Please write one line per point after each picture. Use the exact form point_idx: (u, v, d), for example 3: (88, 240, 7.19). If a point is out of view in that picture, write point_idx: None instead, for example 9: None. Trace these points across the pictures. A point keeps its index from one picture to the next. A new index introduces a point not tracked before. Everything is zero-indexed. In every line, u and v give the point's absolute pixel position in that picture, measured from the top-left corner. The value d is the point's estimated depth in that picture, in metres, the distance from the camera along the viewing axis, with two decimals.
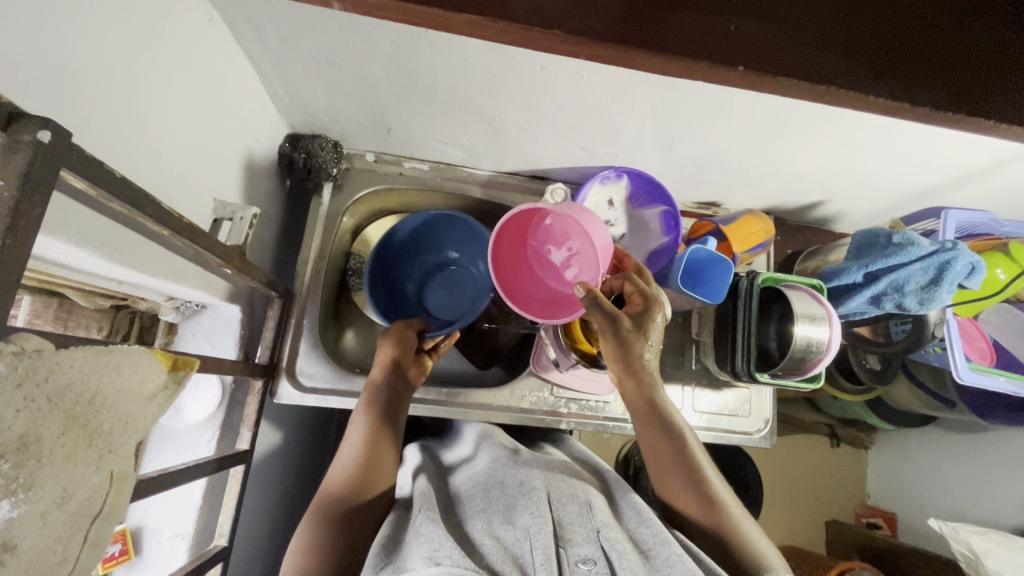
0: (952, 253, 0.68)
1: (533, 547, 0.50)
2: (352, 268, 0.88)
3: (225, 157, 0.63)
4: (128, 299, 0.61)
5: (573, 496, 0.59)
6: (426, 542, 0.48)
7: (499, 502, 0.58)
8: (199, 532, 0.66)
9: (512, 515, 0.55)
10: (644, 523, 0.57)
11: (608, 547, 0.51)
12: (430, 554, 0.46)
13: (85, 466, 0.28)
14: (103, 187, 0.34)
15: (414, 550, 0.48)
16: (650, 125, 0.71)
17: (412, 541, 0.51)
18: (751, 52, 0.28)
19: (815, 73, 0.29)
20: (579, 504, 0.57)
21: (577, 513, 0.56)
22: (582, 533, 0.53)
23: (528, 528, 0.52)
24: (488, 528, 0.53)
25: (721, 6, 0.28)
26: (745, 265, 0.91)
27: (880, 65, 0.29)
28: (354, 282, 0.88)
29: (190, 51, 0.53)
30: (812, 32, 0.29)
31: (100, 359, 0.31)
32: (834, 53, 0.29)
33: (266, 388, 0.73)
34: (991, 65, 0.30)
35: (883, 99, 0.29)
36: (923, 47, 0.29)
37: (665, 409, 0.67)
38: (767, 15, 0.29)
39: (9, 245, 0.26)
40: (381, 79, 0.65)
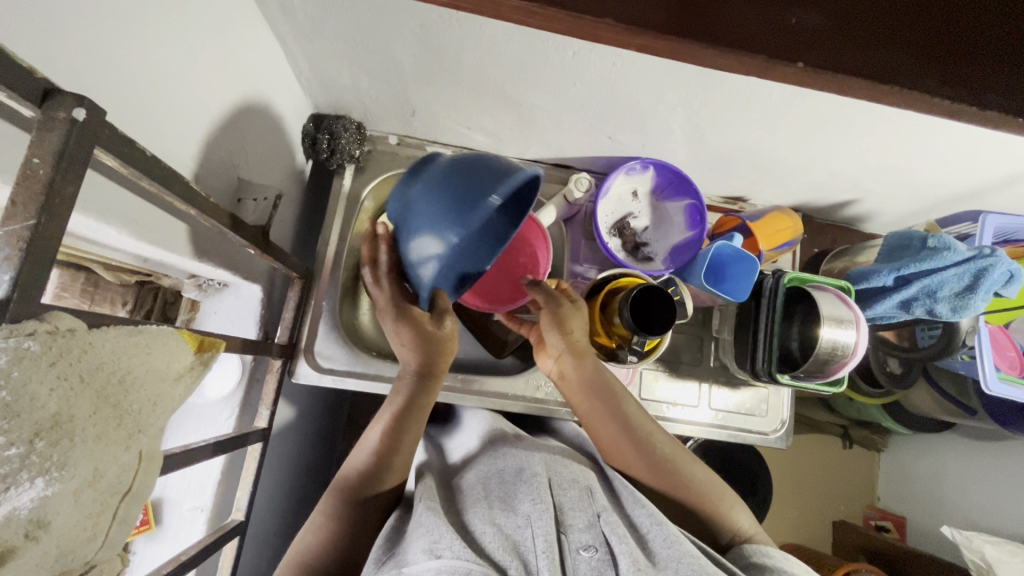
0: (989, 259, 0.66)
1: (535, 534, 0.51)
2: None
3: (249, 136, 0.63)
4: (153, 275, 0.62)
5: (573, 481, 0.58)
6: (427, 534, 0.49)
7: (498, 490, 0.58)
8: (217, 506, 0.67)
9: (513, 502, 0.55)
10: (638, 504, 0.57)
11: (609, 533, 0.52)
12: (430, 546, 0.47)
13: (117, 446, 0.29)
14: (133, 165, 0.34)
15: (415, 542, 0.49)
16: (680, 116, 0.69)
17: (412, 532, 0.51)
18: (817, 44, 0.27)
19: (876, 71, 0.27)
20: (579, 489, 0.57)
21: (577, 498, 0.56)
22: (583, 519, 0.53)
23: (530, 515, 0.52)
24: (488, 514, 0.53)
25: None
26: (770, 264, 0.89)
27: (948, 61, 0.27)
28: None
29: (219, 28, 0.52)
30: (873, 25, 0.27)
31: (132, 340, 0.31)
32: (898, 52, 0.27)
33: (284, 367, 0.73)
34: None
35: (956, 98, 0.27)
36: (995, 48, 0.27)
37: (605, 386, 0.66)
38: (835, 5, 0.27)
39: (44, 223, 0.26)
40: (407, 60, 0.64)
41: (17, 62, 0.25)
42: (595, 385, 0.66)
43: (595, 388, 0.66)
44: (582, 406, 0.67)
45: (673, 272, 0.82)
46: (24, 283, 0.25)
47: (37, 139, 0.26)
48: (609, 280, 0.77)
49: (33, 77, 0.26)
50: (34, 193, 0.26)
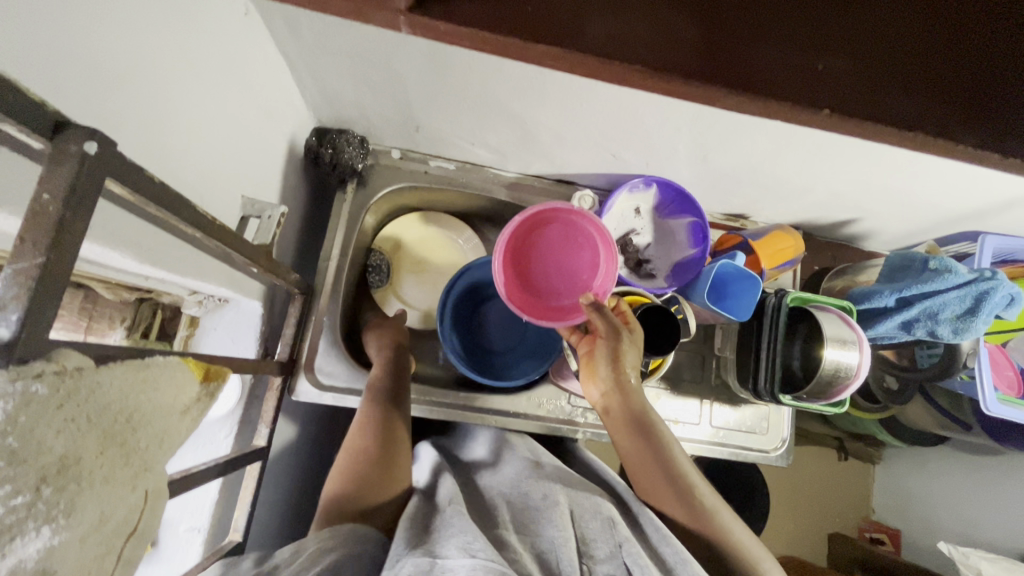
0: (991, 283, 0.66)
1: (559, 557, 0.50)
2: (372, 265, 0.88)
3: (253, 151, 0.62)
4: (153, 292, 0.61)
5: (596, 512, 0.58)
6: (461, 533, 0.48)
7: (522, 514, 0.58)
8: (214, 526, 0.66)
9: (537, 526, 0.55)
10: (664, 539, 0.54)
11: (631, 564, 0.50)
12: (465, 544, 0.46)
13: (122, 486, 0.28)
14: (141, 192, 0.33)
15: (447, 538, 0.48)
16: (685, 137, 0.69)
17: (443, 529, 0.50)
18: (829, 93, 0.32)
19: None
20: (602, 519, 0.57)
21: (600, 528, 0.55)
22: (604, 550, 0.53)
23: (554, 540, 0.52)
24: (515, 536, 0.53)
25: (804, 52, 0.33)
26: (772, 283, 0.89)
27: None
28: (374, 278, 0.88)
29: (226, 44, 0.52)
30: None
31: (137, 376, 0.30)
32: None
33: (284, 385, 0.72)
34: None
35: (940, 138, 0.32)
36: None
37: (650, 423, 0.63)
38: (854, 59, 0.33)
39: (54, 260, 0.25)
40: (414, 78, 0.64)
41: (28, 96, 0.24)
42: (638, 423, 0.63)
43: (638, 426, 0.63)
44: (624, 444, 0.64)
45: (676, 289, 0.83)
46: (32, 323, 0.25)
47: (47, 174, 0.26)
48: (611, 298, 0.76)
49: (44, 110, 0.25)
50: (43, 229, 0.25)
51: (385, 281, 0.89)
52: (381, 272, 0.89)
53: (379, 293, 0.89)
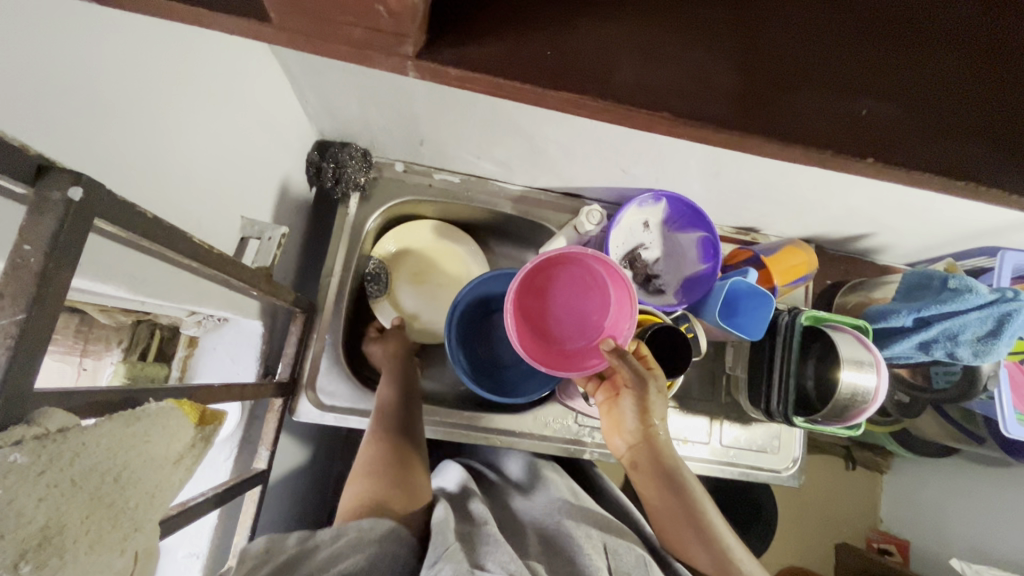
0: (1013, 303, 0.64)
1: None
2: (370, 274, 0.83)
3: (254, 168, 0.60)
4: (150, 314, 0.59)
5: (628, 546, 0.56)
6: (502, 555, 0.48)
7: (556, 546, 0.56)
8: (214, 552, 0.64)
9: (571, 556, 0.53)
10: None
11: None
12: (506, 565, 0.47)
13: (110, 552, 0.26)
14: (133, 230, 0.32)
15: (490, 556, 0.49)
16: (698, 152, 0.67)
17: (484, 546, 0.51)
18: (869, 140, 0.28)
19: None
20: (636, 557, 0.55)
21: (633, 563, 0.54)
22: None
23: (586, 569, 0.51)
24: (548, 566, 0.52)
25: (846, 97, 0.29)
26: (783, 298, 0.87)
27: None
28: (372, 288, 0.84)
29: (225, 63, 0.50)
30: None
31: (128, 431, 0.29)
32: None
33: (285, 405, 0.70)
34: None
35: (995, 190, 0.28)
36: None
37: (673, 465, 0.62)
38: (900, 104, 0.29)
39: (36, 317, 0.24)
40: (419, 93, 0.62)
41: (8, 142, 0.23)
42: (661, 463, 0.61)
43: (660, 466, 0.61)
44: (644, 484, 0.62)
45: (686, 306, 0.81)
46: (12, 385, 0.23)
47: (28, 224, 0.24)
48: None
49: (26, 155, 0.24)
50: (24, 284, 0.23)
51: (383, 292, 0.85)
52: (379, 282, 0.84)
53: (378, 304, 0.85)
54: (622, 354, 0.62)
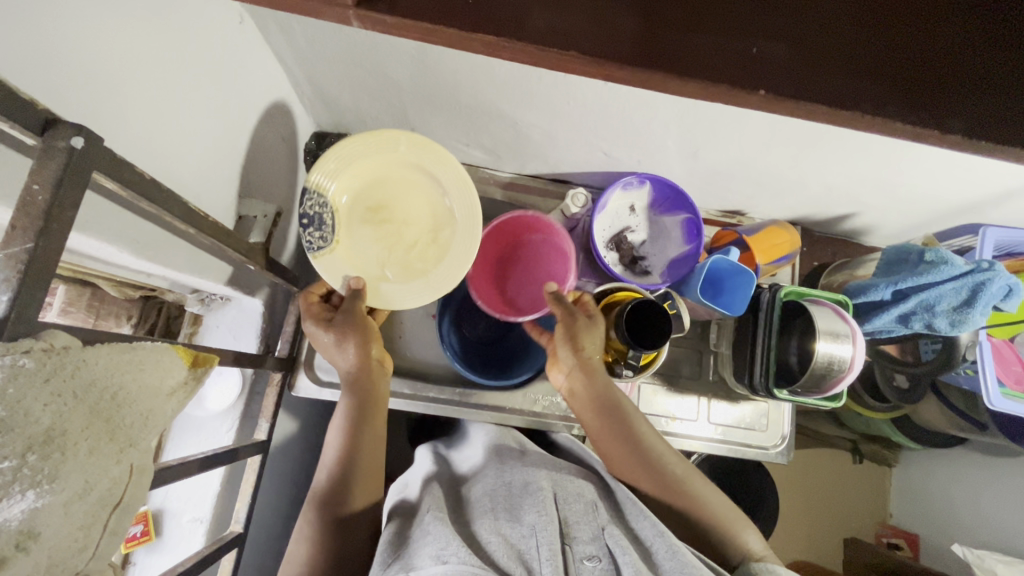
0: (988, 273, 0.66)
1: (539, 543, 0.51)
2: (307, 215, 0.62)
3: (251, 153, 0.65)
4: (156, 290, 0.64)
5: (579, 496, 0.59)
6: (433, 541, 0.50)
7: (503, 502, 0.58)
8: (217, 518, 0.68)
9: (518, 513, 0.56)
10: (642, 516, 0.57)
11: (613, 544, 0.53)
12: (437, 552, 0.48)
13: (106, 459, 0.29)
14: (132, 188, 0.36)
15: (421, 549, 0.49)
16: (674, 132, 0.70)
17: (419, 538, 0.52)
18: (764, 76, 0.30)
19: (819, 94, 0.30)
20: (584, 503, 0.59)
21: (582, 511, 0.57)
22: (587, 532, 0.54)
23: (535, 525, 0.53)
24: (494, 526, 0.54)
25: (747, 34, 0.31)
26: (769, 278, 0.89)
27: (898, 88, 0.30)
28: (311, 237, 0.63)
29: (221, 52, 0.54)
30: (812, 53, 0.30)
31: (124, 357, 0.32)
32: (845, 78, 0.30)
33: (285, 381, 0.74)
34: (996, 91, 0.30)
35: (914, 125, 0.30)
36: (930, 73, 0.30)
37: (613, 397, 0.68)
38: (788, 43, 0.31)
39: (42, 247, 0.28)
40: (404, 81, 0.66)
41: (18, 95, 0.27)
42: (602, 398, 0.68)
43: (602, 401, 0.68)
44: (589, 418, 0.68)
45: (670, 285, 0.83)
46: (21, 304, 0.27)
47: (37, 168, 0.28)
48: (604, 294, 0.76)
49: (34, 109, 0.28)
50: (32, 217, 0.27)
51: (327, 240, 0.63)
52: (322, 227, 0.63)
53: (318, 259, 0.63)
54: (559, 298, 0.70)
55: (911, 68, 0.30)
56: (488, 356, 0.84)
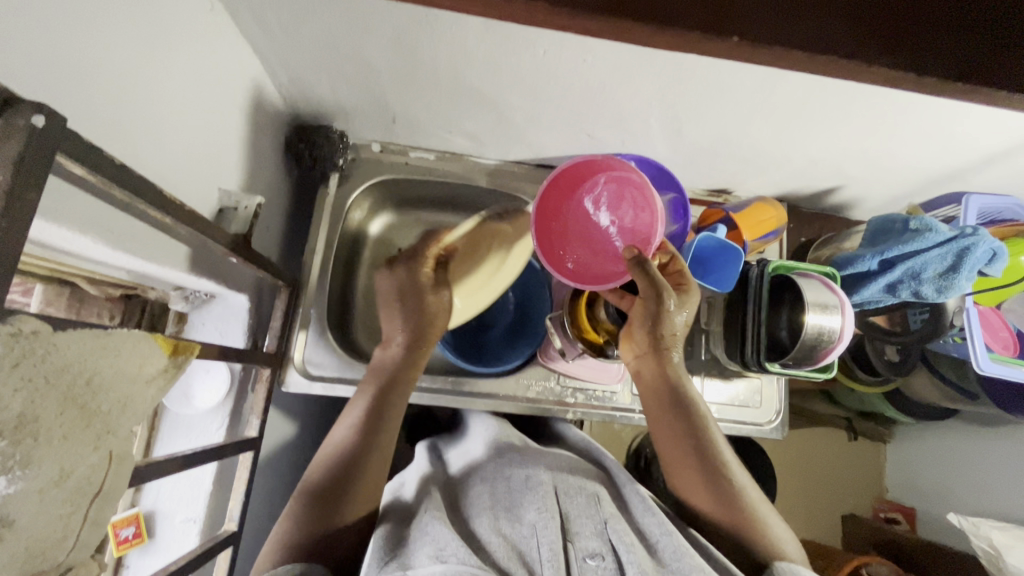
0: (972, 239, 0.65)
1: (540, 543, 0.51)
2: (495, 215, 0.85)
3: (229, 145, 0.64)
4: (138, 288, 0.62)
5: (581, 488, 0.59)
6: (432, 542, 0.49)
7: (504, 498, 0.58)
8: (210, 517, 0.67)
9: (518, 509, 0.55)
10: (649, 511, 0.58)
11: (616, 541, 0.53)
12: (436, 552, 0.47)
13: (83, 445, 0.29)
14: (101, 172, 0.35)
15: (420, 549, 0.49)
16: (656, 110, 0.70)
17: (417, 538, 0.51)
18: (739, 22, 0.29)
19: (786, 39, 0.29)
20: (586, 496, 0.58)
21: (584, 505, 0.57)
22: (590, 527, 0.54)
23: (535, 524, 0.53)
24: (493, 525, 0.53)
25: None
26: (756, 255, 0.89)
27: (876, 31, 0.29)
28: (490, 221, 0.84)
29: (191, 40, 0.53)
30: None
31: (98, 342, 0.31)
32: (821, 23, 0.29)
33: (274, 377, 0.73)
34: (973, 32, 0.30)
35: (886, 69, 0.29)
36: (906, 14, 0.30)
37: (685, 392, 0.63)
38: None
39: (4, 229, 0.27)
40: (382, 67, 0.65)
41: None
42: (671, 394, 0.63)
43: (670, 397, 0.63)
44: (652, 411, 0.64)
45: None
46: None
47: None
48: None
49: None
50: None
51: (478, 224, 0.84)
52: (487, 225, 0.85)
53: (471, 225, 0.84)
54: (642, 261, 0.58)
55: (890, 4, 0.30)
56: (480, 346, 0.84)
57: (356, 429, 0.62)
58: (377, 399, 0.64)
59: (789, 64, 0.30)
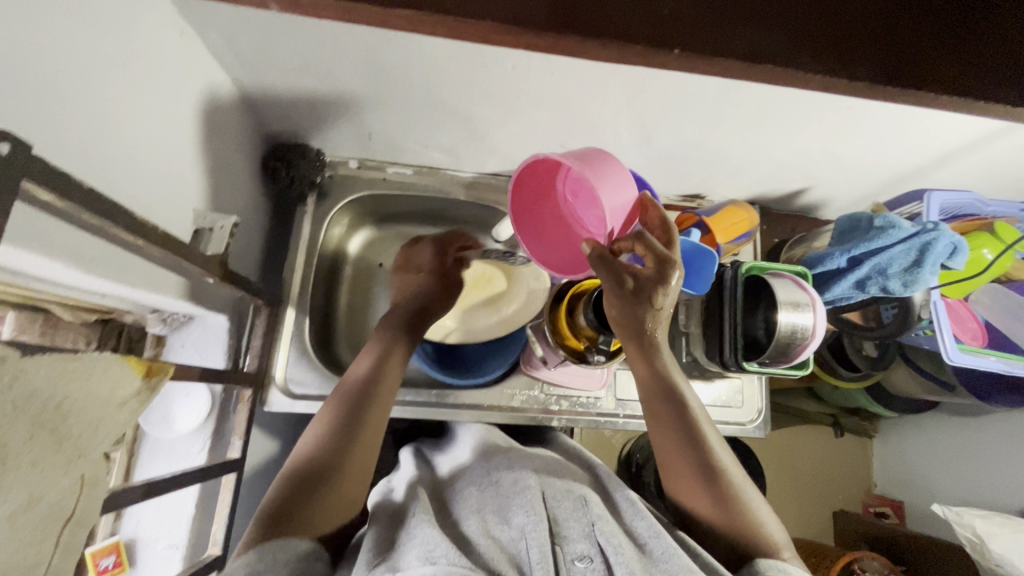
0: (933, 233, 0.69)
1: (529, 545, 0.51)
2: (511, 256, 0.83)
3: (203, 166, 0.64)
4: (114, 312, 0.62)
5: (568, 491, 0.59)
6: (422, 543, 0.49)
7: (493, 501, 0.58)
8: (193, 543, 0.66)
9: (507, 513, 0.55)
10: (639, 514, 0.58)
11: (604, 542, 0.53)
12: (425, 553, 0.47)
13: (53, 471, 0.29)
14: (70, 197, 0.35)
15: (409, 550, 0.48)
16: (626, 120, 0.72)
17: (405, 541, 0.51)
18: (678, 34, 0.30)
19: (732, 50, 0.30)
20: (573, 499, 0.58)
21: (572, 508, 0.56)
22: (578, 529, 0.54)
23: (524, 527, 0.53)
24: (482, 527, 0.53)
25: None
26: (731, 257, 0.91)
27: (811, 36, 0.31)
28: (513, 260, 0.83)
29: (161, 63, 0.54)
30: (733, 10, 0.31)
31: (69, 366, 0.31)
32: (761, 32, 0.31)
33: (256, 397, 0.73)
34: (898, 39, 0.31)
35: (822, 75, 0.31)
36: (836, 18, 0.31)
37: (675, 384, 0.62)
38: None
39: None
40: (355, 85, 0.66)
41: None
42: (662, 386, 0.61)
43: (661, 389, 0.61)
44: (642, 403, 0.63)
45: None
46: None
47: None
48: (575, 283, 0.76)
49: None
50: None
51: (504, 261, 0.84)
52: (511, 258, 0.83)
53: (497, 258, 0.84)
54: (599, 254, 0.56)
55: (821, 15, 0.31)
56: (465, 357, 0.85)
57: (328, 429, 0.61)
58: (351, 404, 0.63)
59: (736, 72, 0.31)
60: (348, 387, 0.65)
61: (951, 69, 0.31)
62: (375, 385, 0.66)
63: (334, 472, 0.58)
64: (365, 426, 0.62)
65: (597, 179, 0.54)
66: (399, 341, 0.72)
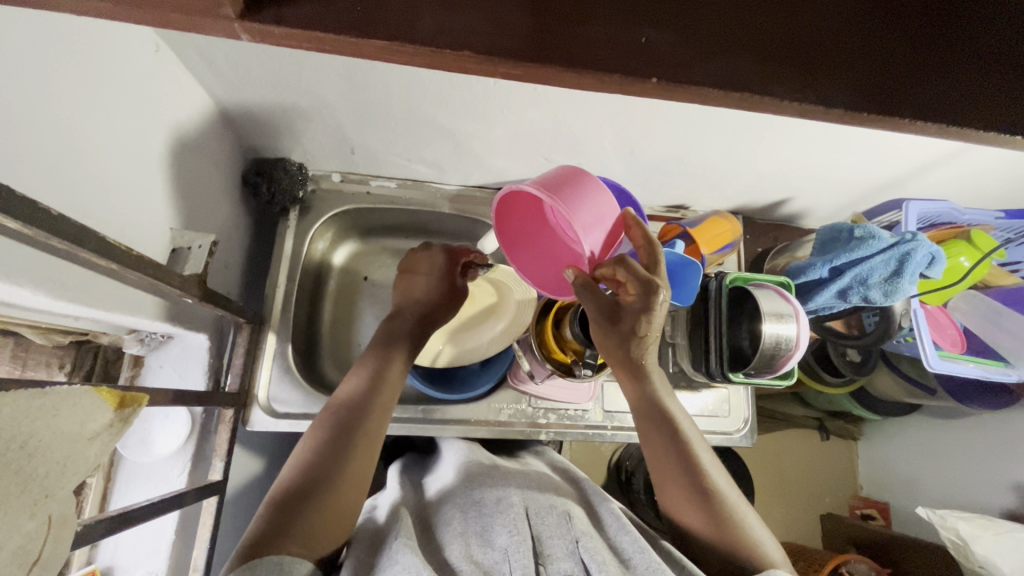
0: (912, 244, 0.70)
1: (513, 568, 0.51)
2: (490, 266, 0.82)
3: (181, 184, 0.63)
4: (89, 334, 0.60)
5: (551, 508, 0.59)
6: (404, 571, 0.47)
7: (476, 522, 0.57)
8: (173, 569, 0.64)
9: (490, 534, 0.54)
10: (624, 530, 0.58)
11: (589, 560, 0.53)
12: None
13: (17, 514, 0.28)
14: (36, 225, 0.34)
15: None
16: (609, 133, 0.72)
17: (386, 569, 0.49)
18: (654, 65, 0.30)
19: (712, 80, 0.30)
20: (557, 515, 0.58)
21: (556, 525, 0.56)
22: (562, 547, 0.54)
23: (507, 549, 0.52)
24: (466, 551, 0.53)
25: (631, 23, 0.30)
26: (716, 267, 0.91)
27: (786, 64, 0.31)
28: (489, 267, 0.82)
29: (134, 80, 0.53)
30: (709, 38, 0.31)
31: (34, 404, 0.30)
32: (739, 61, 0.31)
33: (238, 416, 0.71)
34: (873, 66, 0.31)
35: (801, 101, 0.31)
36: (810, 46, 0.31)
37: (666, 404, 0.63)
38: (676, 28, 0.30)
39: None
40: (335, 100, 0.66)
41: None
42: (653, 406, 0.62)
43: (652, 408, 0.62)
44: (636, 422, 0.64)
45: None
46: None
47: None
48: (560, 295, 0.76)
49: None
50: None
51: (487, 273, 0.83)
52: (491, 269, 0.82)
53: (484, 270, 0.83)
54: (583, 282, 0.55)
55: (796, 44, 0.31)
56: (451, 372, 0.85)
57: (322, 447, 0.60)
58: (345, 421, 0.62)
59: (717, 100, 0.31)
60: (340, 404, 0.64)
61: (926, 97, 0.32)
62: (370, 401, 0.65)
63: (330, 488, 0.57)
64: (359, 444, 0.61)
65: (572, 211, 0.52)
66: (397, 353, 0.71)
